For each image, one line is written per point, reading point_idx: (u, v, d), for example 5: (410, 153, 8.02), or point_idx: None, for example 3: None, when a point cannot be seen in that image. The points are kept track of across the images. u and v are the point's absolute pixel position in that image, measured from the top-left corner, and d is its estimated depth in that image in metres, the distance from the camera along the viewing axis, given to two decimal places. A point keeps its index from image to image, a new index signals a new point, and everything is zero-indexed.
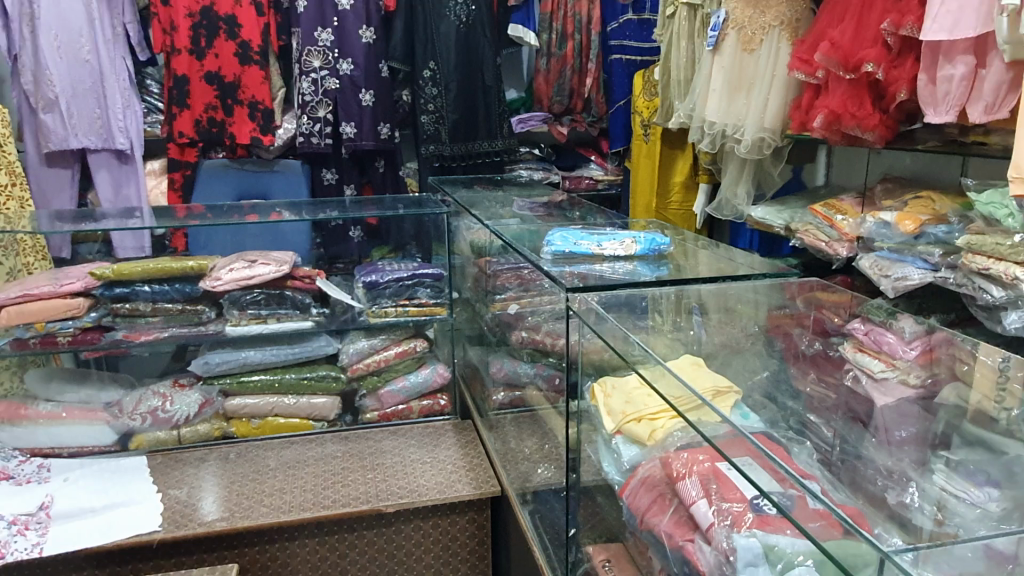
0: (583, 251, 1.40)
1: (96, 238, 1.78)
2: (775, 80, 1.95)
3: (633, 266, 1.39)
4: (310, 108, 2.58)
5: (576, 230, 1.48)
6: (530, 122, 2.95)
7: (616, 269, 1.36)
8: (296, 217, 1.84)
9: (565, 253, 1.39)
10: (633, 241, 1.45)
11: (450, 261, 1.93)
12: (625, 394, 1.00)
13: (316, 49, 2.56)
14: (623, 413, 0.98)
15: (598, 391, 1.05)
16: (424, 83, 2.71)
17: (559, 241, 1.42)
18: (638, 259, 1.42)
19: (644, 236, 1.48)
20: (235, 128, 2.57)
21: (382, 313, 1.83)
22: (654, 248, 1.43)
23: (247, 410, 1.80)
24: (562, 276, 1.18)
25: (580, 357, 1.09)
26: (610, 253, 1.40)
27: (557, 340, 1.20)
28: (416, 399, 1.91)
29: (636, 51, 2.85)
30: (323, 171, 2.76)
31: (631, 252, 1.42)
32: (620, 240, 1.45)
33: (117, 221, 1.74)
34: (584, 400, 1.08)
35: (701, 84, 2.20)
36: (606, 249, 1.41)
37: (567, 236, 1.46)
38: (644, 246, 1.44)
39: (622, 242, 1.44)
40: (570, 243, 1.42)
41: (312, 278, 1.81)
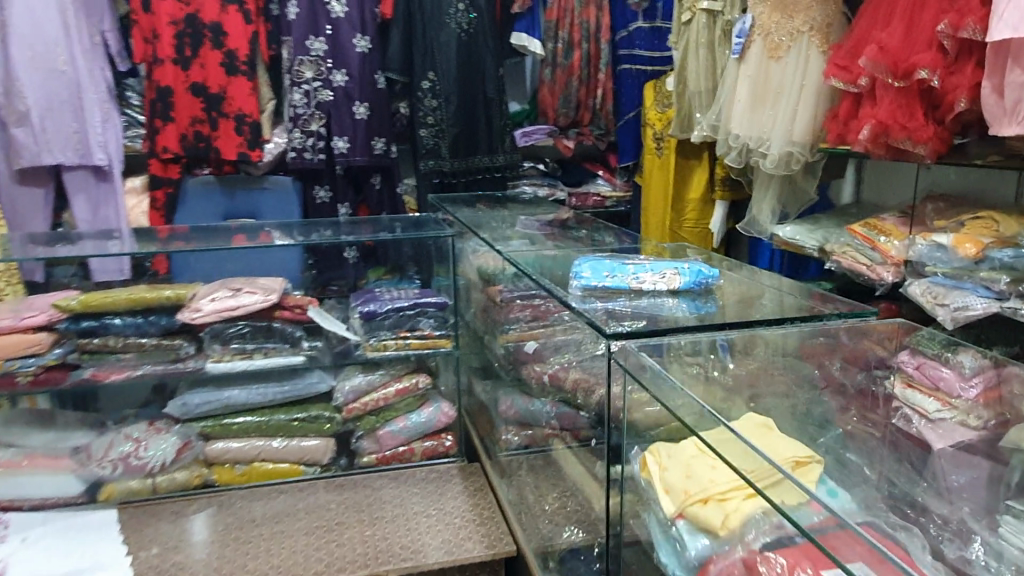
0: (615, 283, 1.16)
1: (74, 260, 1.58)
2: (804, 90, 1.80)
3: (677, 300, 1.13)
4: (301, 121, 2.42)
5: (611, 260, 1.26)
6: (535, 135, 2.77)
7: (656, 303, 1.11)
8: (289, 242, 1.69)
9: (593, 287, 1.16)
10: (678, 269, 1.19)
11: (454, 284, 1.75)
12: (683, 465, 0.83)
13: (308, 58, 2.40)
14: (685, 493, 0.81)
15: (650, 460, 0.88)
16: (424, 95, 2.55)
17: (587, 270, 1.20)
18: (684, 293, 1.15)
19: (694, 265, 1.23)
20: (221, 144, 2.40)
21: (381, 346, 1.65)
22: (704, 277, 1.16)
23: (230, 455, 1.61)
24: (592, 313, 1.01)
25: (626, 418, 0.91)
26: (649, 285, 1.15)
27: (590, 387, 1.04)
28: (418, 440, 1.72)
29: (646, 60, 2.70)
30: (315, 188, 2.59)
31: (675, 282, 1.15)
32: (660, 272, 1.18)
33: (94, 243, 1.61)
34: (632, 465, 0.91)
35: (725, 95, 2.05)
36: (644, 279, 1.16)
37: (597, 267, 1.21)
38: (691, 275, 1.17)
39: (664, 271, 1.18)
40: (601, 273, 1.19)
41: (304, 307, 1.63)
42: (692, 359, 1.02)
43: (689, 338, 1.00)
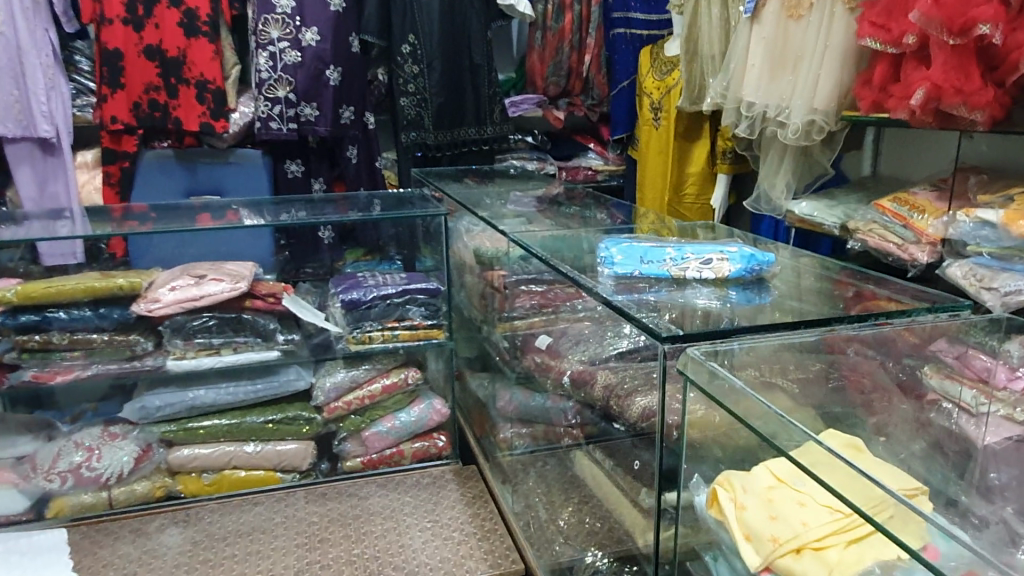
0: (656, 270, 0.98)
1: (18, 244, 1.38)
2: (828, 52, 1.62)
3: (729, 289, 0.96)
4: (267, 87, 2.20)
5: (641, 240, 1.08)
6: (524, 105, 2.57)
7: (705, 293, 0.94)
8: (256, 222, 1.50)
9: (631, 276, 0.98)
10: (723, 251, 1.02)
11: (448, 267, 1.55)
12: (765, 503, 0.70)
13: (274, 17, 2.18)
14: (772, 540, 0.67)
15: (722, 490, 0.75)
16: (403, 60, 2.35)
17: (618, 255, 1.02)
18: (736, 280, 0.98)
19: (738, 243, 1.06)
20: (182, 114, 2.20)
21: (366, 338, 1.47)
22: (757, 261, 0.99)
23: (197, 463, 1.43)
24: (638, 310, 0.84)
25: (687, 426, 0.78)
26: (695, 272, 0.97)
27: (638, 401, 0.90)
28: (408, 441, 1.55)
29: (641, 25, 2.54)
30: (286, 161, 2.40)
31: (724, 269, 0.98)
32: (706, 258, 1.00)
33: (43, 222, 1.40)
34: (697, 493, 0.79)
35: (735, 58, 1.88)
36: (688, 264, 0.98)
37: (630, 252, 1.03)
38: (741, 259, 0.99)
39: (709, 254, 1.01)
40: (636, 258, 1.01)
41: (278, 295, 1.44)
42: (769, 362, 0.85)
43: (750, 339, 0.83)
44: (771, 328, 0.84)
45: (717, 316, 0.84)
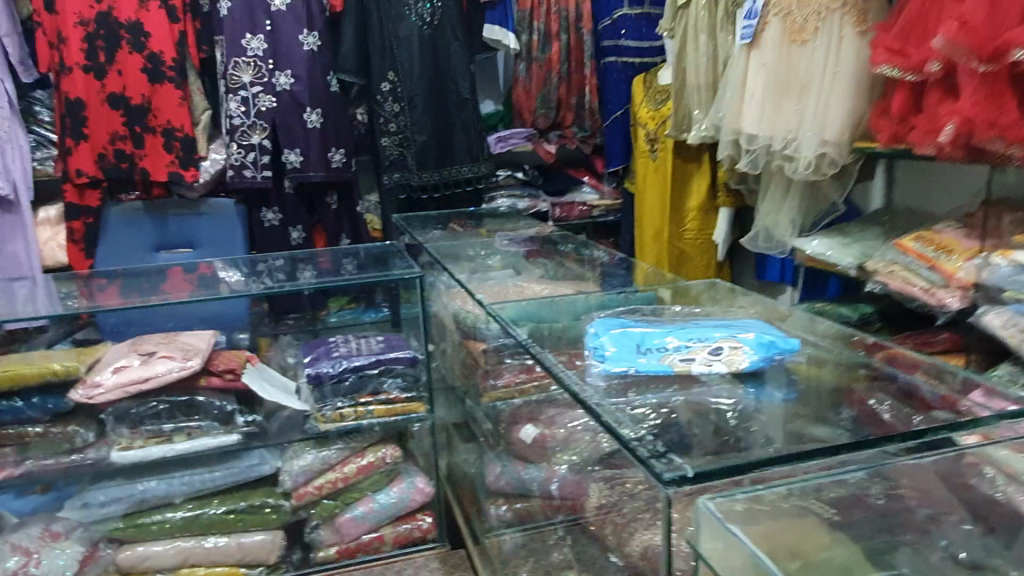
0: (657, 365, 0.80)
1: None
2: (836, 79, 1.50)
3: (747, 386, 0.78)
4: (240, 133, 2.08)
5: (634, 327, 0.92)
6: (512, 140, 2.43)
7: (717, 393, 0.77)
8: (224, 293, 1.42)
9: (627, 375, 0.80)
10: (735, 337, 0.85)
11: (426, 336, 1.41)
12: None
13: (244, 60, 2.06)
14: None
15: None
16: (383, 98, 2.23)
17: (610, 349, 0.85)
18: (755, 373, 0.80)
19: (750, 326, 0.90)
20: (148, 163, 2.06)
21: (337, 417, 1.32)
22: (778, 349, 0.82)
23: (149, 564, 1.27)
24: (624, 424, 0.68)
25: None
26: (703, 365, 0.80)
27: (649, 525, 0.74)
28: (390, 524, 1.40)
29: (633, 52, 2.39)
30: (262, 209, 2.23)
31: (740, 360, 0.80)
32: (715, 347, 0.83)
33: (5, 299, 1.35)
34: None
35: (732, 87, 1.73)
36: (694, 356, 0.81)
37: (624, 342, 0.86)
38: (759, 347, 0.83)
39: (717, 342, 0.84)
40: (631, 351, 0.83)
41: (237, 371, 1.29)
42: (819, 492, 0.67)
43: (784, 466, 0.63)
44: (819, 450, 0.64)
45: (727, 427, 0.70)
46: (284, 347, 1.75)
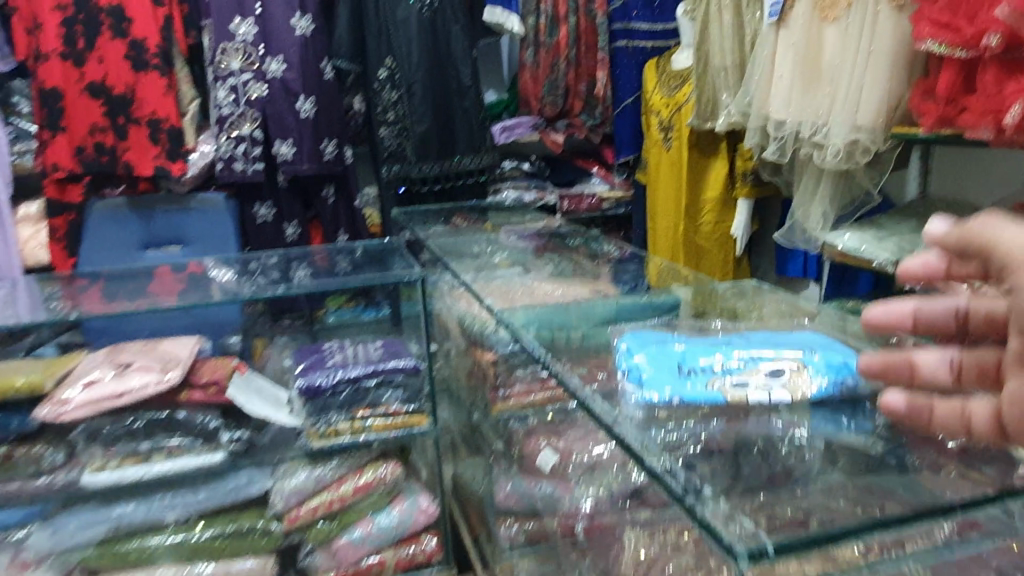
0: (704, 392, 0.62)
1: None
2: (870, 59, 1.35)
3: (815, 420, 0.63)
4: (229, 123, 1.96)
5: (675, 339, 0.75)
6: (516, 130, 2.31)
7: (774, 429, 0.63)
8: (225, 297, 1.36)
9: (667, 408, 0.63)
10: (799, 355, 0.68)
11: (428, 344, 1.30)
12: None
13: (233, 46, 1.93)
14: None
15: None
16: (380, 86, 2.10)
17: (645, 369, 0.67)
18: (824, 403, 0.63)
19: (817, 342, 0.73)
20: (133, 156, 1.94)
21: (331, 433, 1.21)
22: (854, 369, 0.64)
23: None
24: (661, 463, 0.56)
25: None
26: (762, 393, 0.62)
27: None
28: (392, 547, 1.28)
29: (645, 36, 2.28)
30: (254, 204, 2.11)
31: (807, 388, 0.63)
32: (777, 370, 0.65)
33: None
34: None
35: (760, 68, 1.61)
36: (750, 381, 0.64)
37: (661, 363, 0.68)
38: (830, 369, 0.65)
39: (778, 361, 0.67)
40: (671, 374, 0.66)
41: (221, 385, 1.18)
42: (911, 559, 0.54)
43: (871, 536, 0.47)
44: (912, 499, 0.51)
45: (793, 467, 0.59)
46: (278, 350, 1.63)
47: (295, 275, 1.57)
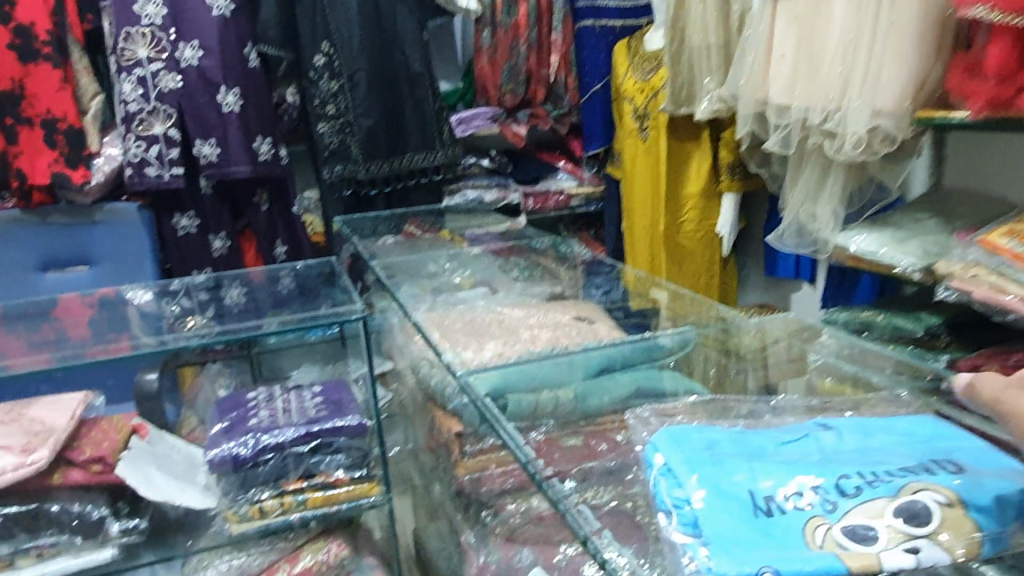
0: (812, 559, 0.44)
1: None
2: (893, 30, 1.15)
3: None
4: (138, 122, 1.67)
5: (742, 452, 0.56)
6: (473, 122, 2.08)
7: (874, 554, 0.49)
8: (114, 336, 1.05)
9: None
10: (931, 479, 0.50)
11: (373, 393, 1.06)
12: None
13: (139, 30, 1.65)
14: None
15: None
16: (317, 75, 1.83)
17: (709, 512, 0.49)
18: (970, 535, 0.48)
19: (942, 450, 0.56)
20: (25, 162, 1.63)
21: (256, 514, 0.97)
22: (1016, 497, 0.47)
23: None
24: None
25: None
26: (904, 549, 0.45)
27: None
28: None
29: (614, 14, 2.06)
30: (173, 215, 1.83)
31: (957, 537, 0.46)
32: (904, 511, 0.47)
33: None
34: None
35: (753, 50, 1.40)
36: (874, 530, 0.46)
37: (732, 503, 0.49)
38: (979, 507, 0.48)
39: (908, 490, 0.49)
40: (750, 521, 0.48)
41: (110, 461, 0.93)
42: None
43: None
44: None
45: None
46: (208, 380, 1.19)
47: (227, 295, 1.26)
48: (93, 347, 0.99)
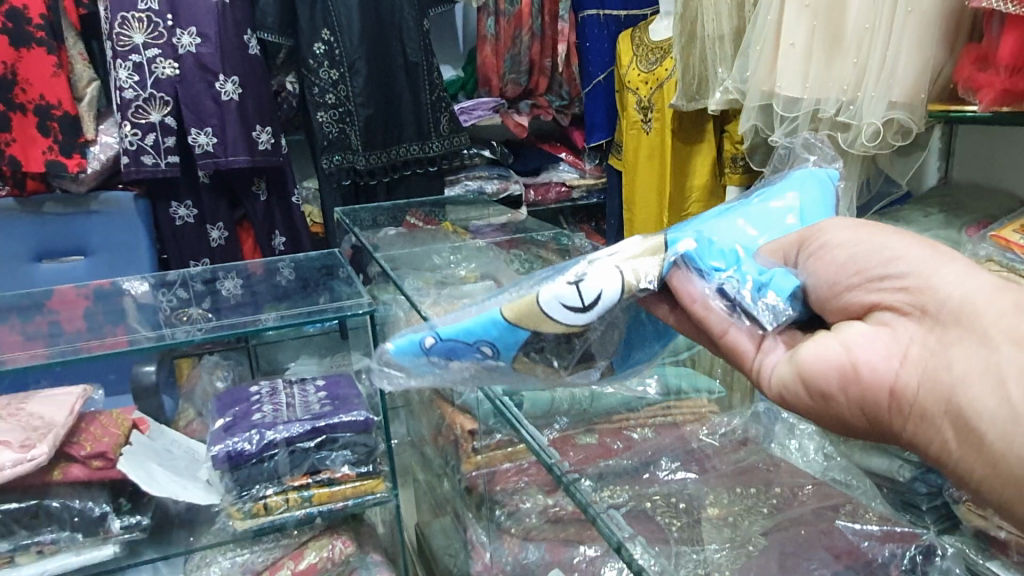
0: (479, 319, 0.54)
1: None
2: (909, 20, 1.13)
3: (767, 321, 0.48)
4: (133, 109, 1.63)
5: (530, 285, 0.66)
6: (475, 112, 2.04)
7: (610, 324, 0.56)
8: (116, 327, 1.03)
9: (436, 353, 0.56)
10: (694, 241, 0.52)
11: (378, 389, 1.04)
12: None
13: (135, 15, 1.61)
14: None
15: None
16: (317, 63, 1.80)
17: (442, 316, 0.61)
18: (692, 274, 0.50)
19: (786, 221, 0.57)
20: (18, 151, 1.59)
21: (261, 511, 0.95)
22: (769, 289, 0.48)
23: None
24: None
25: None
26: (570, 280, 0.51)
27: None
28: None
29: (618, 4, 2.03)
30: (169, 203, 1.80)
31: (650, 267, 0.51)
32: (617, 254, 0.53)
33: None
34: None
35: (762, 36, 1.38)
36: (574, 272, 0.53)
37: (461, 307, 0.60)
38: (727, 258, 0.50)
39: (657, 239, 0.53)
40: (462, 309, 0.58)
41: (111, 456, 0.91)
42: None
43: None
44: None
45: None
46: (206, 372, 1.16)
47: (222, 289, 1.22)
48: (90, 340, 0.96)
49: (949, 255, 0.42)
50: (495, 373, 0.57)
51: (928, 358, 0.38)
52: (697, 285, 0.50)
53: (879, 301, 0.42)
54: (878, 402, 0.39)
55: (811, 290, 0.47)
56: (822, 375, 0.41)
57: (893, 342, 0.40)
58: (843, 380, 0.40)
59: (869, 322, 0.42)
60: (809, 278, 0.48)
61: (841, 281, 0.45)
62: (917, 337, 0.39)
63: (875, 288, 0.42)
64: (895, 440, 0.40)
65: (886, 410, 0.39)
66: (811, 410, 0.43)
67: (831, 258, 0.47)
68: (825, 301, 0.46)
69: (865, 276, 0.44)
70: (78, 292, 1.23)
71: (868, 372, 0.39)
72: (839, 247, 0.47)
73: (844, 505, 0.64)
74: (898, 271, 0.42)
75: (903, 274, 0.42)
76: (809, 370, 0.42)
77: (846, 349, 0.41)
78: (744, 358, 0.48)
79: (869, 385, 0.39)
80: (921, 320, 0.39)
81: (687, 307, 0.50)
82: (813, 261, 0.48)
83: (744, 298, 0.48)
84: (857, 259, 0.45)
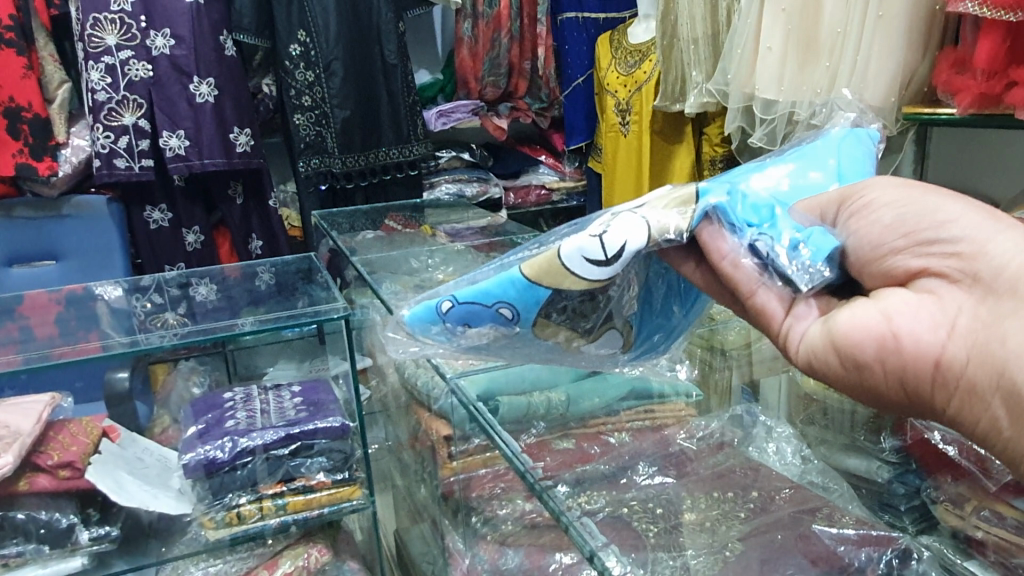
0: (499, 279, 0.53)
1: None
2: (882, 24, 1.14)
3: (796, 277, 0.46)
4: (106, 112, 1.61)
5: None
6: (455, 114, 2.03)
7: (631, 282, 0.55)
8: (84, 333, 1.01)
9: (453, 319, 0.55)
10: (724, 196, 0.50)
11: (356, 394, 1.03)
12: None
13: (107, 16, 1.57)
14: None
15: None
16: (294, 64, 1.78)
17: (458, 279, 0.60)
18: (724, 229, 0.49)
19: (820, 177, 0.55)
20: None
21: (235, 519, 0.94)
22: (809, 249, 0.46)
23: None
24: None
25: None
26: (593, 232, 0.49)
27: None
28: None
29: (597, 7, 2.03)
30: (144, 207, 1.77)
31: (679, 220, 0.49)
32: (644, 204, 0.51)
33: None
34: None
35: (739, 40, 1.39)
36: (597, 223, 0.51)
37: (482, 268, 0.59)
38: (761, 214, 0.49)
39: (686, 187, 0.51)
40: (479, 272, 0.58)
41: (79, 467, 0.88)
42: None
43: None
44: None
45: None
46: (182, 378, 1.15)
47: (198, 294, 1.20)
48: (58, 347, 0.94)
49: (1007, 221, 0.40)
50: (513, 338, 0.57)
51: (978, 331, 0.37)
52: (728, 241, 0.48)
53: (927, 266, 0.41)
54: (919, 374, 0.39)
55: (851, 251, 0.46)
56: (859, 346, 0.41)
57: (941, 309, 0.39)
58: (881, 350, 0.40)
59: (913, 290, 0.40)
60: (850, 238, 0.46)
61: (886, 243, 0.43)
62: (967, 307, 0.38)
63: (923, 254, 0.41)
64: (934, 413, 0.40)
65: (928, 384, 0.39)
66: (844, 380, 0.43)
67: (874, 219, 0.45)
68: (867, 264, 0.44)
69: (914, 238, 0.42)
70: (50, 298, 1.21)
71: (910, 344, 0.39)
72: (886, 206, 0.45)
73: (821, 509, 0.64)
74: (950, 236, 0.40)
75: (956, 239, 0.40)
76: (846, 340, 0.41)
77: (886, 318, 0.40)
78: (773, 321, 0.48)
79: (913, 355, 0.39)
80: (969, 287, 0.38)
81: (717, 265, 0.49)
82: (855, 221, 0.46)
83: (778, 258, 0.46)
84: (905, 219, 0.43)
